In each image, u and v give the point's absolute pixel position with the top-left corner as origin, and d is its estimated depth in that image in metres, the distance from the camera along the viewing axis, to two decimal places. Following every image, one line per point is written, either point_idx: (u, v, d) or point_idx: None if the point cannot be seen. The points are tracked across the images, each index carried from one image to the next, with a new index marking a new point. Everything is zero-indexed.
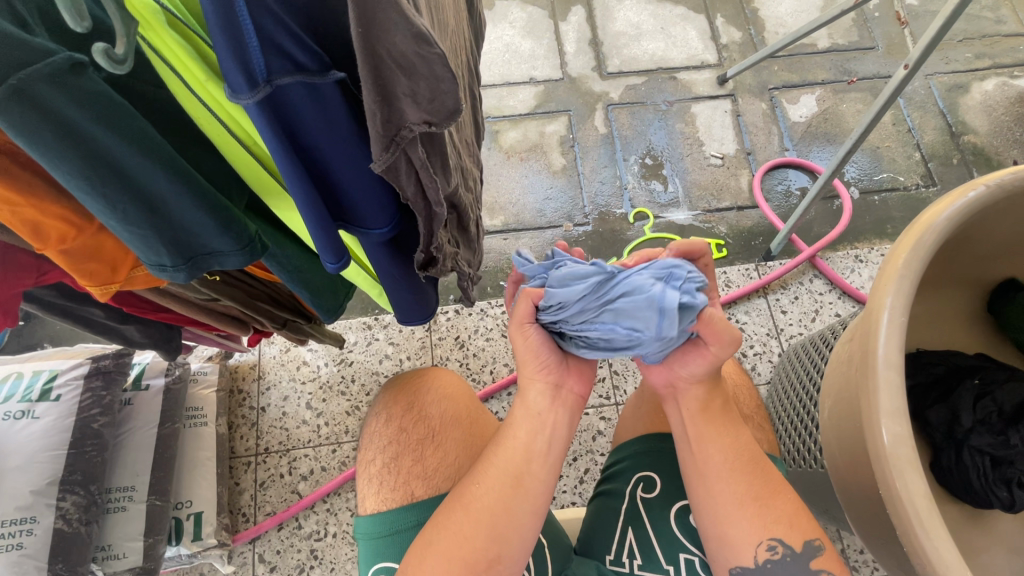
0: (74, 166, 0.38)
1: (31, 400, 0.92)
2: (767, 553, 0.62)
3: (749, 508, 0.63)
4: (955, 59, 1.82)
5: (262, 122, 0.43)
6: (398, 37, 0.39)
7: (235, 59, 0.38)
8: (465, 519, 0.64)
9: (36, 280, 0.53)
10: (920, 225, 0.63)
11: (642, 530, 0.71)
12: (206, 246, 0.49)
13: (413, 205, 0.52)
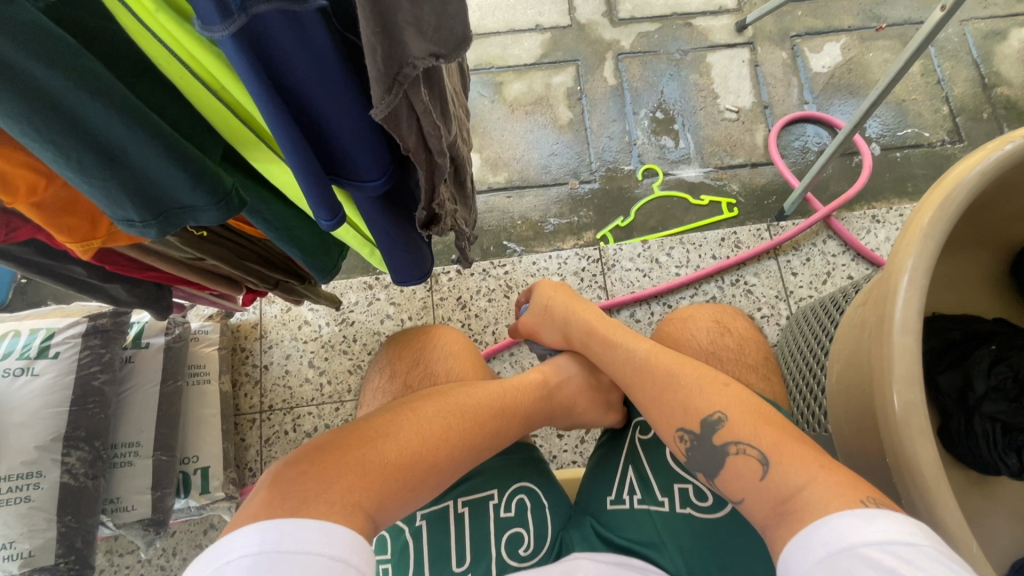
0: (12, 106, 0.34)
1: (29, 357, 0.91)
2: (682, 439, 0.63)
3: (671, 404, 0.66)
4: (995, 3, 1.69)
5: (238, 55, 0.38)
6: None
7: None
8: (386, 434, 0.57)
9: (6, 237, 0.51)
10: (949, 179, 0.59)
11: (641, 465, 0.72)
12: (177, 200, 0.45)
13: (413, 154, 0.49)
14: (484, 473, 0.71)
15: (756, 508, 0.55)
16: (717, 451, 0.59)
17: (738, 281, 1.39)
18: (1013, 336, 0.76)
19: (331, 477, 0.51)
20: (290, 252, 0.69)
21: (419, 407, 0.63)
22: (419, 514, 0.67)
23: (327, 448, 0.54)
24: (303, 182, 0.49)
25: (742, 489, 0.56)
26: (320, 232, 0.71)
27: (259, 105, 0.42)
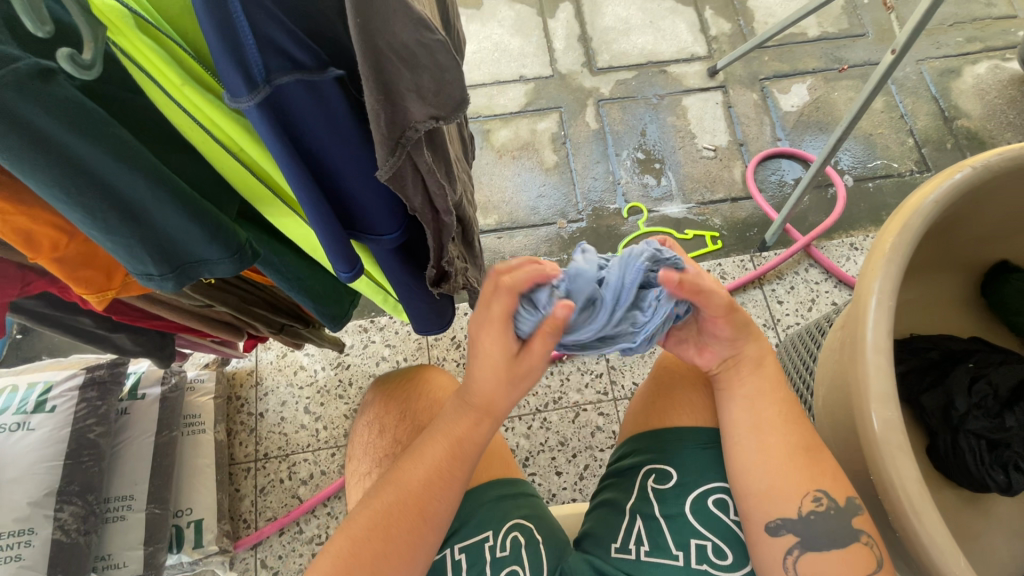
0: (47, 174, 0.37)
1: (26, 412, 0.92)
2: (812, 505, 0.56)
3: (774, 464, 0.58)
4: (946, 43, 1.81)
5: (264, 125, 0.42)
6: (398, 28, 0.38)
7: (232, 60, 0.37)
8: (378, 530, 0.56)
9: (20, 291, 0.53)
10: (909, 207, 0.63)
11: (653, 520, 0.62)
12: (194, 253, 0.48)
13: (420, 214, 0.53)
14: (478, 510, 0.65)
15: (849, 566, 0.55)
16: (849, 534, 0.55)
17: None
18: (990, 353, 0.80)
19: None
20: (302, 301, 0.71)
21: (396, 473, 0.60)
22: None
23: (331, 575, 0.54)
24: (322, 237, 0.52)
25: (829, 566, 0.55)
26: (331, 282, 0.73)
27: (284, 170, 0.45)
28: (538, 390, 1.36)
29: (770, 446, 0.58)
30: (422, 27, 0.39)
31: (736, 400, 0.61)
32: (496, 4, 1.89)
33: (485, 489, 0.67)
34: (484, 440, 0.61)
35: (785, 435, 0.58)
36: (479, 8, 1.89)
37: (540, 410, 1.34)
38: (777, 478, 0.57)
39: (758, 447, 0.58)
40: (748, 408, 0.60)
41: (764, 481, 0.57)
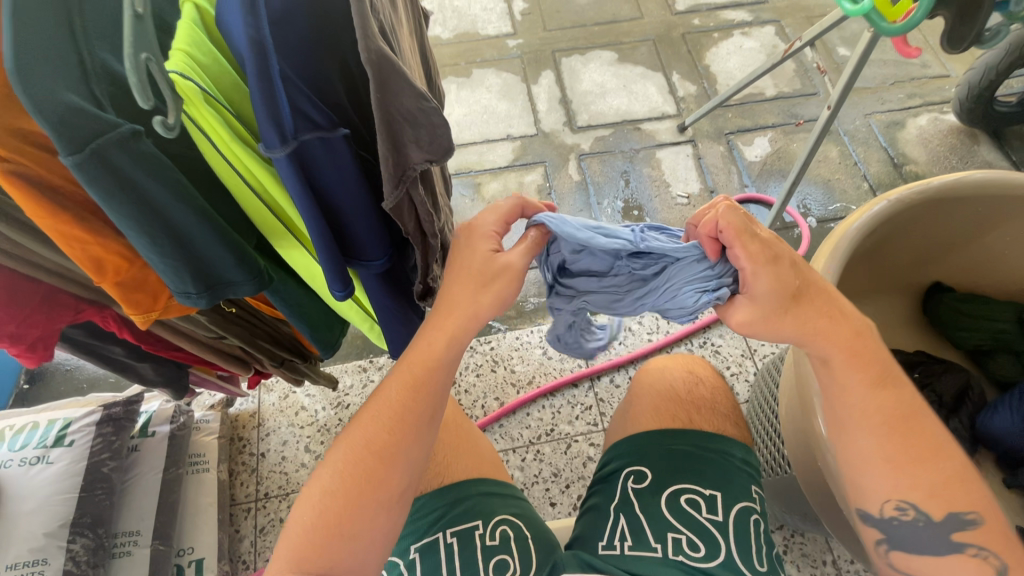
0: (127, 211, 0.45)
1: (45, 446, 0.97)
2: (894, 512, 0.58)
3: (885, 471, 0.58)
4: (890, 99, 2.01)
5: (290, 172, 0.50)
6: (404, 98, 0.49)
7: (272, 122, 0.46)
8: (358, 466, 0.61)
9: (73, 317, 0.62)
10: (837, 233, 0.73)
11: (633, 515, 0.69)
12: (223, 276, 0.57)
13: (413, 237, 0.62)
14: (468, 506, 0.71)
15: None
16: (949, 547, 0.57)
17: (705, 343, 1.51)
18: (932, 363, 0.89)
19: (341, 552, 0.59)
20: (300, 328, 0.80)
21: (367, 411, 0.64)
22: (412, 546, 0.69)
23: (320, 507, 0.60)
24: (325, 263, 0.60)
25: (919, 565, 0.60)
26: (326, 310, 0.82)
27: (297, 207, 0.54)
28: (530, 423, 1.41)
29: (878, 453, 0.58)
30: (421, 98, 0.50)
31: (847, 399, 0.60)
32: (484, 73, 2.10)
33: (469, 485, 0.73)
34: (452, 363, 0.65)
35: (903, 450, 0.57)
36: (469, 77, 2.10)
37: (532, 442, 1.39)
38: (890, 483, 0.58)
39: (870, 454, 0.58)
40: (857, 407, 0.59)
41: (869, 485, 0.59)
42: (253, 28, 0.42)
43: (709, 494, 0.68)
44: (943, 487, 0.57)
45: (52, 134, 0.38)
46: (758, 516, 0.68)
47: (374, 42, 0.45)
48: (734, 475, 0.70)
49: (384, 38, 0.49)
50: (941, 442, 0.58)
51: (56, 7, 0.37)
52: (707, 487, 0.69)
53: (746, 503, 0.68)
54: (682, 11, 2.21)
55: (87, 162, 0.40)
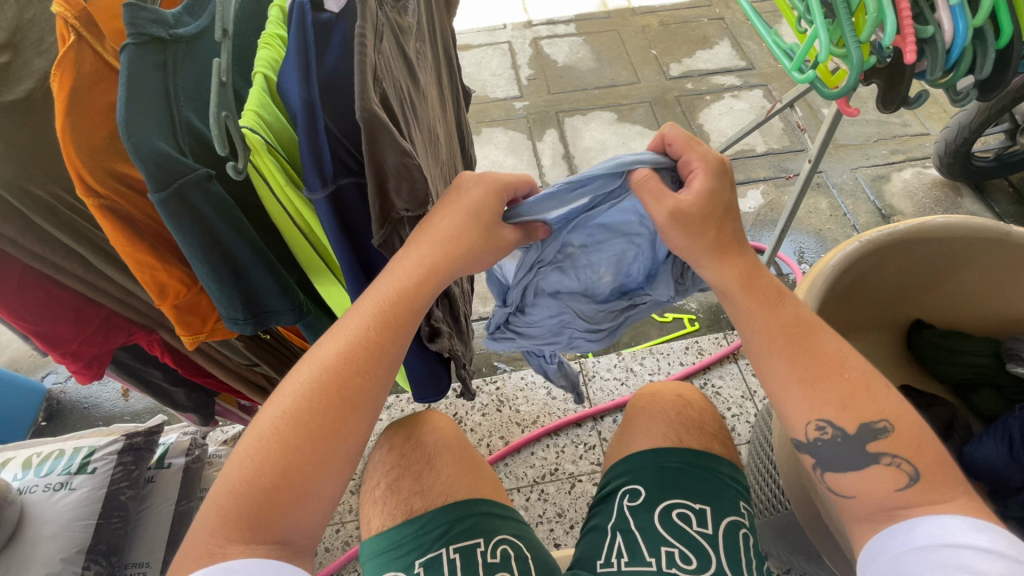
0: (195, 241, 0.52)
1: (69, 472, 1.01)
2: (816, 432, 0.58)
3: (795, 390, 0.58)
4: (874, 155, 2.12)
5: (327, 216, 0.53)
6: (388, 152, 0.47)
7: (313, 166, 0.50)
8: (311, 418, 0.57)
9: (126, 339, 0.69)
10: (815, 271, 0.80)
11: (631, 533, 0.74)
12: (268, 305, 0.63)
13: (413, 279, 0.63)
14: (470, 525, 0.76)
15: (902, 513, 0.55)
16: (868, 458, 0.56)
17: (706, 385, 1.55)
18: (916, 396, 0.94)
19: (290, 509, 0.55)
20: None
21: (320, 361, 0.59)
22: (417, 561, 0.74)
23: (264, 462, 0.55)
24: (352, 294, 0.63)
25: (850, 487, 0.59)
26: None
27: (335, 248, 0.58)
28: (535, 462, 1.43)
29: (791, 371, 0.58)
30: (408, 154, 0.48)
31: (745, 329, 0.61)
32: (492, 131, 2.26)
33: (472, 505, 0.79)
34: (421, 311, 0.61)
35: (807, 365, 0.58)
36: (479, 134, 2.26)
37: (537, 481, 1.41)
38: (803, 401, 0.58)
39: (781, 373, 0.58)
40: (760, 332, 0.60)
41: (789, 407, 0.59)
42: (305, 93, 0.47)
43: (700, 509, 0.74)
44: (854, 399, 0.57)
45: (147, 175, 0.47)
46: (746, 532, 0.74)
47: (370, 103, 0.44)
48: (725, 493, 0.77)
49: (391, 97, 0.50)
50: (821, 345, 0.59)
51: (159, 78, 0.46)
52: (698, 502, 0.75)
53: (734, 518, 0.74)
54: (676, 77, 2.39)
55: (170, 199, 0.48)
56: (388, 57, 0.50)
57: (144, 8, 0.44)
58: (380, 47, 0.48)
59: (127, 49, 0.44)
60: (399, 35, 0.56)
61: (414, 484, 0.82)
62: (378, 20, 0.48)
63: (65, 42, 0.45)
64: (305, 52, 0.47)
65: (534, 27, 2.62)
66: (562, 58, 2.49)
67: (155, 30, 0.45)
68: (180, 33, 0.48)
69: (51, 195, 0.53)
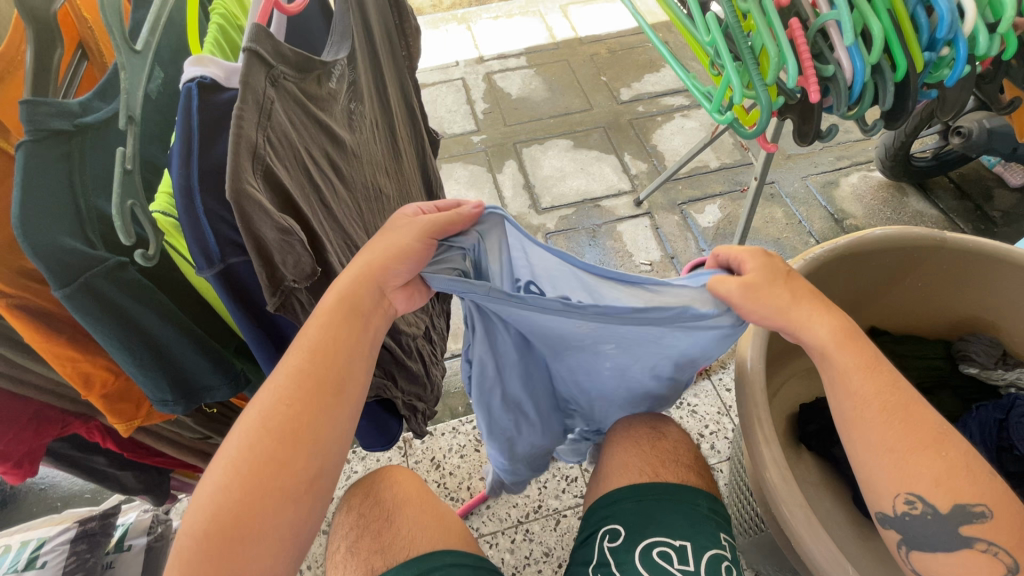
0: (109, 329, 0.51)
1: (15, 571, 0.94)
2: (905, 507, 0.56)
3: (884, 462, 0.56)
4: (822, 162, 2.18)
5: (222, 289, 0.52)
6: (265, 229, 0.47)
7: (196, 245, 0.49)
8: (267, 444, 0.54)
9: (59, 431, 0.66)
10: None
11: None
12: (200, 382, 0.61)
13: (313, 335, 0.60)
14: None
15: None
16: (960, 541, 0.55)
17: (682, 404, 1.55)
18: None
19: (237, 558, 0.50)
20: None
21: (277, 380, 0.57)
22: None
23: (221, 490, 0.52)
24: (261, 359, 0.61)
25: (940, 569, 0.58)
26: None
27: (238, 322, 0.57)
28: (517, 501, 1.40)
29: (890, 444, 0.56)
30: (285, 231, 0.48)
31: (842, 390, 0.59)
32: (453, 167, 2.27)
33: (436, 557, 0.76)
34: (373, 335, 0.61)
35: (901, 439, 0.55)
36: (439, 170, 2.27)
37: (522, 521, 1.37)
38: (890, 471, 0.56)
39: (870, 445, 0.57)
40: (857, 396, 0.58)
41: (877, 478, 0.57)
42: (183, 177, 0.47)
43: (680, 545, 0.73)
44: (951, 476, 0.54)
45: (47, 273, 0.46)
46: (728, 564, 0.73)
47: (242, 182, 0.44)
48: (701, 523, 0.76)
49: (281, 172, 0.50)
50: (922, 412, 0.56)
51: (62, 170, 0.46)
52: (678, 538, 0.74)
53: (716, 551, 0.73)
54: (627, 101, 2.46)
55: (76, 293, 0.48)
56: (285, 128, 0.51)
57: (43, 103, 0.44)
58: (269, 123, 0.48)
59: (24, 146, 0.44)
60: (310, 103, 0.57)
61: (373, 542, 0.80)
62: (267, 97, 0.48)
63: None
64: (191, 133, 0.46)
65: (486, 62, 2.68)
66: (515, 90, 2.55)
67: (57, 123, 0.45)
68: (87, 121, 0.48)
69: None
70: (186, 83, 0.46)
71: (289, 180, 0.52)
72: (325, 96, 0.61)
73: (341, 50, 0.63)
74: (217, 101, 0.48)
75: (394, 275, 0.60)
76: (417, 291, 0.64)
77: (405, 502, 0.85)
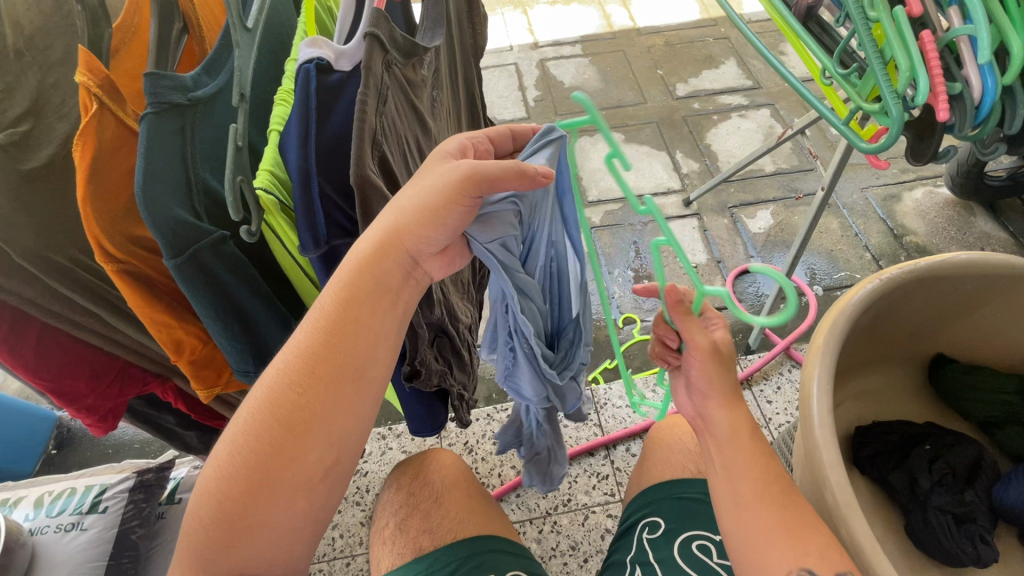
0: (208, 299, 0.53)
1: (80, 512, 1.01)
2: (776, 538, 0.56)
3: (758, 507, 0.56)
4: (885, 174, 2.08)
5: (322, 270, 0.55)
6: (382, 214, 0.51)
7: (305, 225, 0.51)
8: (270, 419, 0.52)
9: (141, 389, 0.69)
10: (839, 302, 0.77)
11: (649, 566, 0.72)
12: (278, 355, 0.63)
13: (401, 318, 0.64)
14: (483, 563, 0.76)
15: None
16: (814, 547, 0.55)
17: None
18: (942, 434, 0.90)
19: (244, 538, 0.51)
20: None
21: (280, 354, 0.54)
22: None
23: (230, 461, 0.51)
24: None
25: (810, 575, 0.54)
26: None
27: None
28: (547, 492, 1.41)
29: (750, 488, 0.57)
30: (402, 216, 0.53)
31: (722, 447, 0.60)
32: None
33: (486, 545, 0.78)
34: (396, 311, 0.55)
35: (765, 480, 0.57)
36: None
37: (550, 513, 1.38)
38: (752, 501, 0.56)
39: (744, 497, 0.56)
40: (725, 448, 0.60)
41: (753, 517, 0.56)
42: (302, 159, 0.49)
43: (719, 541, 0.72)
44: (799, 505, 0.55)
45: (163, 243, 0.48)
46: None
47: (365, 169, 0.47)
48: None
49: (390, 157, 0.52)
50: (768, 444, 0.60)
51: (177, 143, 0.48)
52: (719, 533, 0.73)
53: None
54: (682, 97, 2.39)
55: (184, 263, 0.50)
56: (394, 116, 0.52)
57: (164, 76, 0.45)
58: (383, 109, 0.49)
59: (146, 118, 0.45)
60: (410, 91, 0.57)
61: (422, 522, 0.82)
62: (383, 81, 0.49)
63: (88, 110, 0.46)
64: (308, 104, 0.49)
65: (540, 49, 2.64)
66: (568, 79, 2.51)
67: (174, 96, 0.47)
68: (198, 95, 0.49)
69: (70, 260, 0.54)
70: (304, 63, 0.49)
71: (394, 163, 0.53)
72: (420, 83, 0.61)
73: (437, 36, 0.63)
74: (329, 82, 0.50)
75: (427, 242, 0.54)
76: (455, 256, 0.59)
77: (453, 486, 0.86)
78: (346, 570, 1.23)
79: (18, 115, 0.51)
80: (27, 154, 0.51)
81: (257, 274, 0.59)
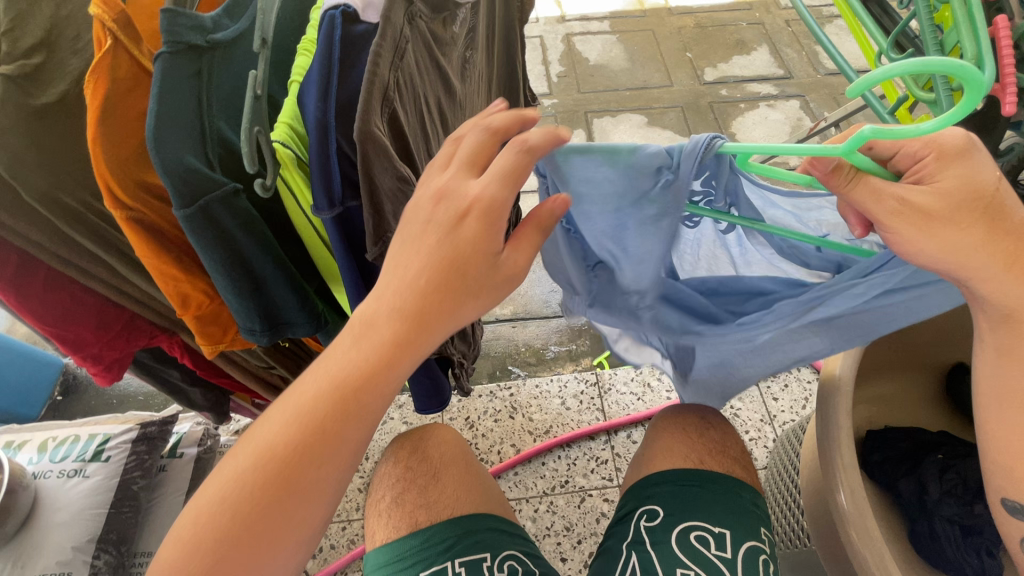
0: (216, 253, 0.51)
1: (83, 460, 1.02)
2: None
3: None
4: None
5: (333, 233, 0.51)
6: (384, 176, 0.47)
7: (320, 183, 0.48)
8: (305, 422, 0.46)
9: (147, 342, 0.68)
10: None
11: (645, 553, 0.72)
12: (285, 317, 0.62)
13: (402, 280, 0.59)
14: (479, 537, 0.76)
15: None
16: None
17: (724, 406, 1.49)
18: (955, 445, 0.87)
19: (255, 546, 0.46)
20: None
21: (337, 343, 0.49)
22: (422, 574, 0.73)
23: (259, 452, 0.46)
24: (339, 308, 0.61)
25: None
26: None
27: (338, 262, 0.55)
28: (545, 473, 1.41)
29: None
30: (401, 179, 0.48)
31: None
32: None
33: (480, 521, 0.78)
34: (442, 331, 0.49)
35: None
36: None
37: (547, 493, 1.38)
38: None
39: None
40: None
41: None
42: (320, 112, 0.46)
43: (718, 532, 0.71)
44: None
45: (172, 192, 0.46)
46: (767, 558, 0.71)
47: (369, 123, 0.43)
48: (751, 522, 0.73)
49: (402, 116, 0.49)
50: None
51: (192, 88, 0.45)
52: (717, 525, 0.72)
53: (754, 543, 0.71)
54: (710, 82, 2.32)
55: (194, 215, 0.48)
56: (411, 71, 0.49)
57: (181, 14, 0.42)
58: (400, 64, 0.46)
59: (161, 57, 0.43)
60: (435, 46, 0.54)
61: (419, 497, 0.81)
62: (404, 35, 0.46)
63: (102, 47, 0.44)
64: (331, 52, 0.46)
65: (567, 22, 2.55)
66: (594, 56, 2.43)
67: (192, 37, 0.44)
68: (217, 39, 0.46)
69: (79, 203, 0.53)
70: (330, 10, 0.47)
71: (407, 124, 0.51)
72: (449, 41, 0.58)
73: None
74: (354, 32, 0.49)
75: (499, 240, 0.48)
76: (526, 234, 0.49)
77: (453, 464, 0.85)
78: (342, 535, 1.24)
79: (30, 46, 0.49)
80: (39, 88, 0.48)
81: (268, 231, 0.56)
